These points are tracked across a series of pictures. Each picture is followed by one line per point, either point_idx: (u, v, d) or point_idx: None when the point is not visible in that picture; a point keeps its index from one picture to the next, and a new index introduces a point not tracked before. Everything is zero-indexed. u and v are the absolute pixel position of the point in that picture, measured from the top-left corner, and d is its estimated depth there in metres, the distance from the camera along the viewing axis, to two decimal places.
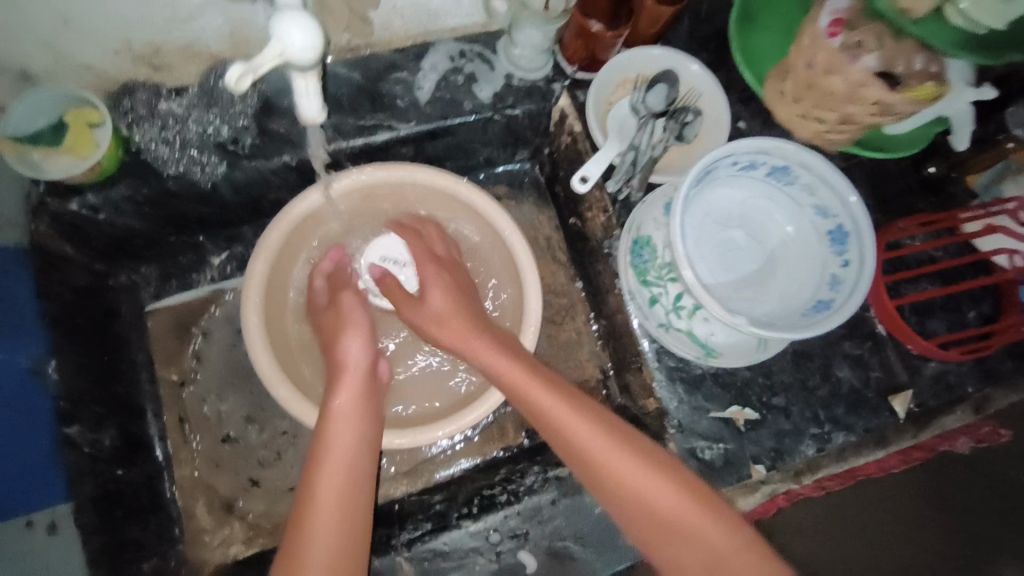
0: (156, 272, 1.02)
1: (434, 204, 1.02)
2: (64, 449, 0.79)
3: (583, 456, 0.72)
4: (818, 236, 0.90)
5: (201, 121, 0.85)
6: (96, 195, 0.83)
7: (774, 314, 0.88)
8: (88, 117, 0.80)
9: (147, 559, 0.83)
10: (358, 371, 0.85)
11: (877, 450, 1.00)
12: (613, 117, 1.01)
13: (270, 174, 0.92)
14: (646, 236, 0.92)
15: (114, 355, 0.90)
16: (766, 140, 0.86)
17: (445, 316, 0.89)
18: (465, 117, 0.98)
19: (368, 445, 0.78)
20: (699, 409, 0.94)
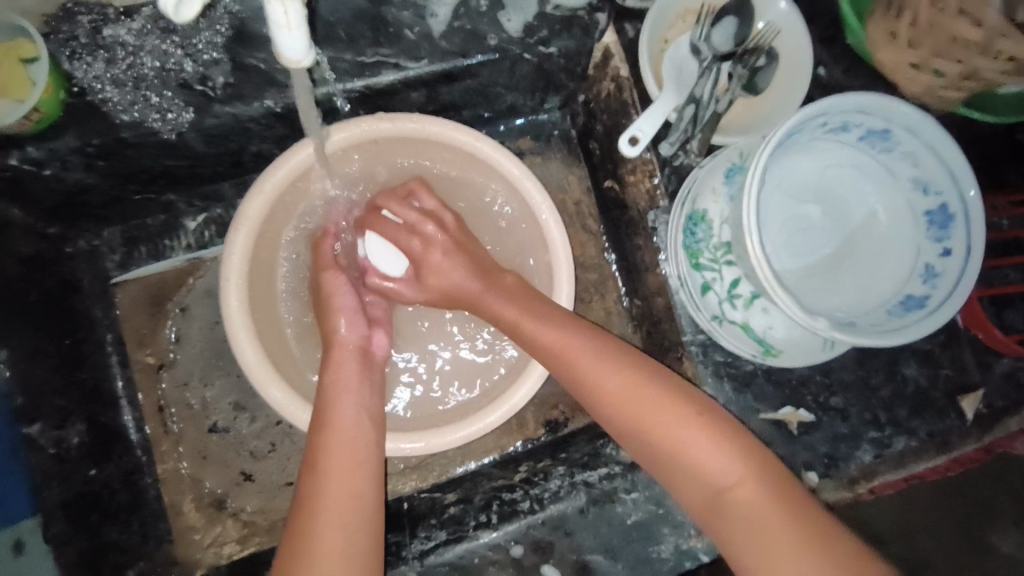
0: (120, 235, 0.87)
1: (447, 162, 0.85)
2: (26, 452, 0.70)
3: (651, 449, 0.64)
4: (912, 218, 0.74)
5: (157, 52, 0.67)
6: (39, 148, 0.67)
7: (852, 308, 0.75)
8: (19, 51, 0.63)
9: (133, 563, 0.76)
10: (350, 363, 0.73)
11: (937, 457, 0.85)
12: (670, 60, 0.83)
13: (250, 123, 0.76)
14: (702, 211, 0.77)
15: (75, 334, 0.79)
16: (866, 96, 0.69)
17: (478, 295, 0.77)
18: (488, 55, 0.79)
19: (370, 449, 0.67)
20: (747, 410, 0.84)
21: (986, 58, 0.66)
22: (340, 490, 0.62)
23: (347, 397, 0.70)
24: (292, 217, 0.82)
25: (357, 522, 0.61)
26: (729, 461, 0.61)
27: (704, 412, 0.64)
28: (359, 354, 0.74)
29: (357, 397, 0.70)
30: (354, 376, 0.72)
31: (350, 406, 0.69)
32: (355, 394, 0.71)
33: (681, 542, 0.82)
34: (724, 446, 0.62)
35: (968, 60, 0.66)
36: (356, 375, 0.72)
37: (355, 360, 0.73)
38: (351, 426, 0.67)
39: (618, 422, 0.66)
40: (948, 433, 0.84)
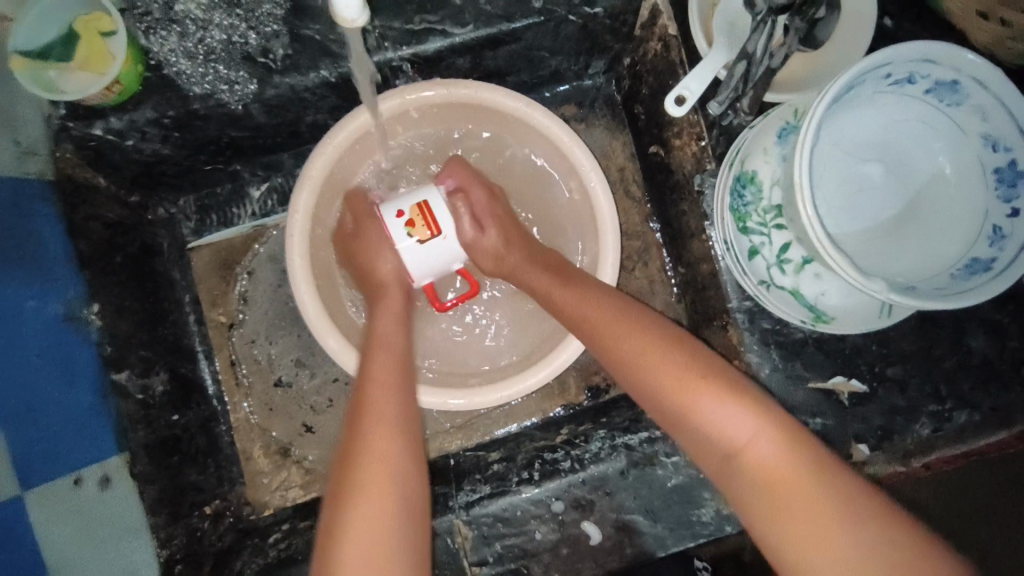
0: (194, 204, 0.94)
1: (497, 129, 0.87)
2: (115, 399, 0.75)
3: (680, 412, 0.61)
4: (981, 176, 0.70)
5: (225, 26, 0.72)
6: (120, 119, 0.72)
7: (911, 274, 0.71)
8: (100, 25, 0.69)
9: (208, 501, 0.83)
10: (386, 320, 0.75)
11: (999, 430, 0.81)
12: (722, 14, 0.80)
13: (308, 93, 0.78)
14: (751, 172, 0.75)
15: (156, 294, 0.86)
16: (936, 44, 0.64)
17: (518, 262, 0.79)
18: (533, 19, 0.79)
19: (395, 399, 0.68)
20: (796, 379, 0.81)
21: None
22: (385, 442, 0.61)
23: (375, 354, 0.70)
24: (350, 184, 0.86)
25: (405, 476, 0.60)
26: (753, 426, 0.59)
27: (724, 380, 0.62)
28: (395, 306, 0.77)
29: (388, 351, 0.71)
30: (389, 332, 0.74)
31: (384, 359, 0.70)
32: (389, 350, 0.71)
33: (721, 508, 0.82)
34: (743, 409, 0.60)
35: None
36: (388, 333, 0.73)
37: (396, 308, 0.77)
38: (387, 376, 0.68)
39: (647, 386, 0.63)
40: (1013, 408, 0.80)
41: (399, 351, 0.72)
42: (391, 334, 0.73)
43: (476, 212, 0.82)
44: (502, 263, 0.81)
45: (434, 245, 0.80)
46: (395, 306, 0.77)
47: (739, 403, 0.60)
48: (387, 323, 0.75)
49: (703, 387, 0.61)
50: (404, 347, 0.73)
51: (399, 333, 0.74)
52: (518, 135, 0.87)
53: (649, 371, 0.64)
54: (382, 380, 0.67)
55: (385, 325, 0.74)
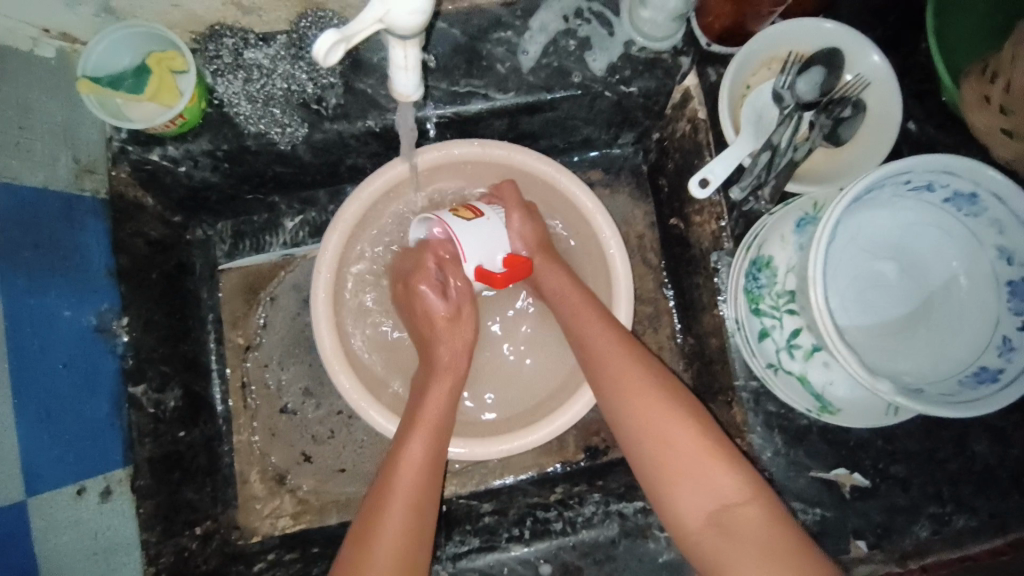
0: (229, 228, 0.98)
1: (525, 185, 0.90)
2: (129, 411, 0.77)
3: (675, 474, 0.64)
4: (994, 286, 0.72)
5: (287, 75, 0.78)
6: (177, 147, 0.78)
7: (920, 375, 0.72)
8: (171, 63, 0.74)
9: (201, 522, 0.84)
10: (434, 401, 0.75)
11: (995, 538, 0.81)
12: (751, 105, 0.84)
13: (352, 140, 0.83)
14: (767, 256, 0.77)
15: (183, 311, 0.89)
16: (957, 159, 0.67)
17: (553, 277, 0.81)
18: (571, 91, 0.84)
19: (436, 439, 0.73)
20: (798, 466, 0.81)
21: None
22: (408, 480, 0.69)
23: (412, 445, 0.71)
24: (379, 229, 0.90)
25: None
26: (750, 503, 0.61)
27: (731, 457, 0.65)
28: (451, 387, 0.77)
29: (429, 443, 0.71)
30: (435, 418, 0.73)
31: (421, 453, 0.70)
32: (428, 444, 0.71)
33: None
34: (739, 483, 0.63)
35: None
36: (432, 419, 0.73)
37: (449, 386, 0.77)
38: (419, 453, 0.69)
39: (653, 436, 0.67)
40: (1009, 516, 0.80)
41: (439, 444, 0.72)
42: (437, 419, 0.74)
43: (517, 199, 0.84)
44: (535, 261, 0.82)
45: (477, 224, 0.80)
46: (449, 382, 0.77)
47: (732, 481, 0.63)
48: (437, 404, 0.75)
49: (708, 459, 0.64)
50: (446, 438, 0.73)
51: (445, 419, 0.74)
52: (544, 196, 0.90)
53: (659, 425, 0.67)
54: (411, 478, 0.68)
55: (432, 407, 0.74)
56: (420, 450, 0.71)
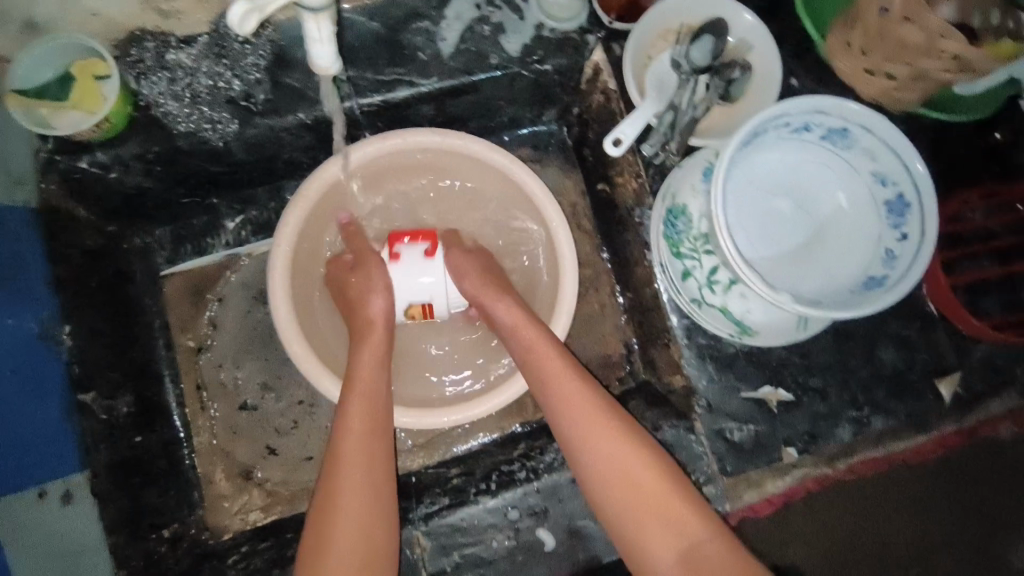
0: (170, 234, 0.99)
1: (458, 168, 0.95)
2: (77, 415, 0.77)
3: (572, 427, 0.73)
4: (874, 208, 0.82)
5: (212, 74, 0.81)
6: (106, 153, 0.79)
7: (821, 292, 0.82)
8: (94, 69, 0.76)
9: (168, 526, 0.83)
10: (366, 372, 0.77)
11: (918, 436, 0.92)
12: (653, 73, 0.93)
13: (284, 133, 0.87)
14: (681, 205, 0.85)
15: (129, 317, 0.88)
16: (824, 98, 0.77)
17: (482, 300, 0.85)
18: (490, 72, 0.91)
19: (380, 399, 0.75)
20: (729, 390, 0.89)
21: (930, 59, 0.74)
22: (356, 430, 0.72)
23: (352, 415, 0.73)
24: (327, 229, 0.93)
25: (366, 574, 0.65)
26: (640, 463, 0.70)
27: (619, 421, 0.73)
28: (380, 355, 0.79)
29: (366, 413, 0.73)
30: (371, 386, 0.76)
31: (358, 422, 0.72)
32: (364, 416, 0.73)
33: None
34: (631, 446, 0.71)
35: (915, 62, 0.75)
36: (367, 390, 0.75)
37: (381, 355, 0.79)
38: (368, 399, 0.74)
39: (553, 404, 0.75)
40: (925, 414, 0.91)
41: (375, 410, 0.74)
42: (371, 387, 0.76)
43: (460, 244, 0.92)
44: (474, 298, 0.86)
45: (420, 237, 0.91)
46: (376, 349, 0.79)
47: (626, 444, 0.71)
48: (367, 370, 0.77)
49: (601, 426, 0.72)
50: (384, 403, 0.76)
51: (380, 385, 0.77)
52: (477, 174, 0.95)
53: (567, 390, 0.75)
54: (357, 452, 0.70)
55: (365, 377, 0.76)
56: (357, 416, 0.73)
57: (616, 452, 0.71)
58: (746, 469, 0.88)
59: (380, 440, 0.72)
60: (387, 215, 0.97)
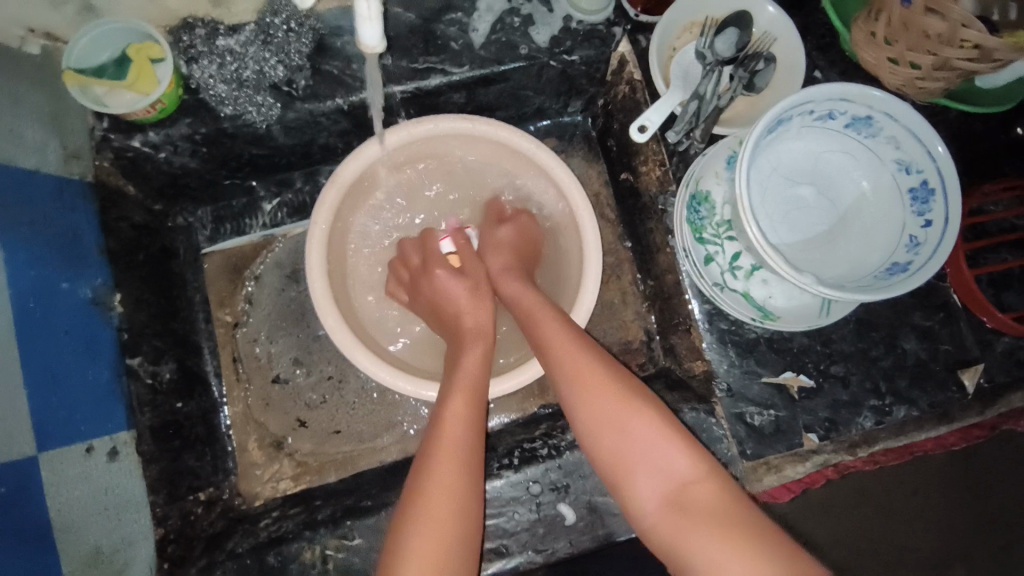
0: (210, 214, 1.03)
1: (488, 154, 0.98)
2: (127, 379, 0.81)
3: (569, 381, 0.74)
4: (898, 194, 0.82)
5: (258, 58, 0.85)
6: (157, 133, 0.84)
7: (843, 277, 0.83)
8: (149, 52, 0.80)
9: (202, 488, 0.88)
10: (471, 366, 0.77)
11: (940, 426, 0.92)
12: (677, 64, 0.95)
13: (323, 117, 0.91)
14: (705, 191, 0.86)
15: (170, 290, 0.94)
16: (849, 85, 0.78)
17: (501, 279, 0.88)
18: (519, 62, 0.94)
19: (481, 397, 0.75)
20: (751, 374, 0.90)
21: (952, 48, 0.75)
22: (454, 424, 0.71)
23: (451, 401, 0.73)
24: (359, 210, 0.97)
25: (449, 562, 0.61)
26: (662, 444, 0.69)
27: (642, 397, 0.72)
28: (484, 351, 0.80)
29: (469, 407, 0.72)
30: (471, 379, 0.76)
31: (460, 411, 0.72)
32: (468, 412, 0.72)
33: None
34: (662, 431, 0.69)
35: (938, 50, 0.76)
36: (469, 387, 0.75)
37: (481, 350, 0.80)
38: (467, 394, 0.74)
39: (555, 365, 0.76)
40: (948, 404, 0.90)
41: (478, 402, 0.74)
42: (473, 389, 0.75)
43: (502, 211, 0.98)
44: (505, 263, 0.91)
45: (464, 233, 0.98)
46: (482, 351, 0.80)
47: (658, 431, 0.69)
48: (472, 370, 0.77)
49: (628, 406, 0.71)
50: (484, 403, 0.75)
51: (481, 382, 0.77)
52: (505, 160, 0.98)
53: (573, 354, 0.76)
54: (456, 443, 0.69)
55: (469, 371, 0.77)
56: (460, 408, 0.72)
57: (636, 433, 0.69)
58: (767, 454, 0.88)
59: (477, 440, 0.71)
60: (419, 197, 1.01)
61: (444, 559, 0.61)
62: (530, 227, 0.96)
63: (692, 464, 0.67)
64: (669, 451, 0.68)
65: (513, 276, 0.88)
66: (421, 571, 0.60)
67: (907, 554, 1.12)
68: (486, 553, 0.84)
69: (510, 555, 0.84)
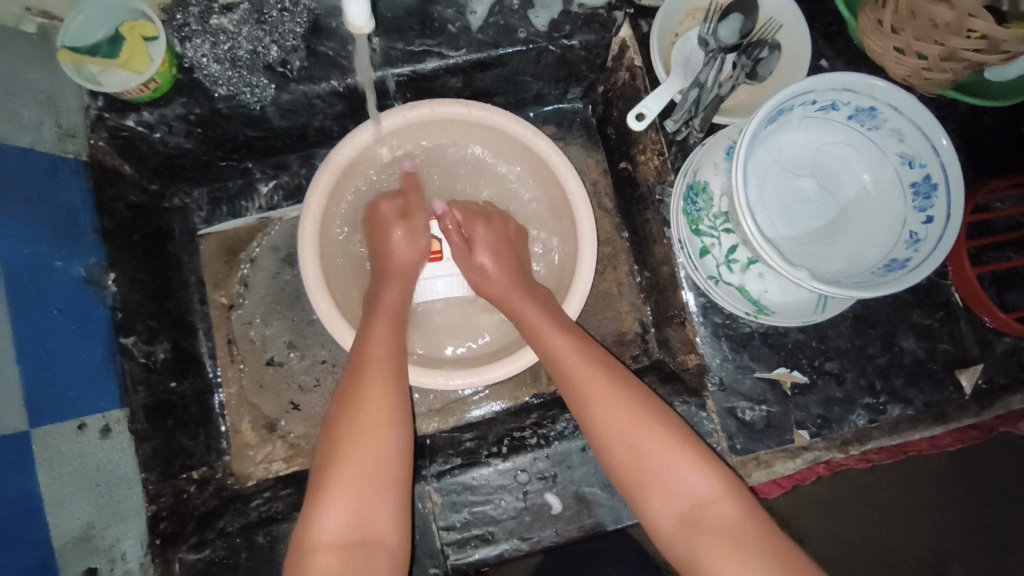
0: (206, 196, 1.04)
1: (485, 139, 0.97)
2: (121, 358, 0.82)
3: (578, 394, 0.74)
4: (900, 189, 0.80)
5: (252, 37, 0.84)
6: (151, 112, 0.84)
7: (840, 273, 0.81)
8: (142, 30, 0.80)
9: (195, 466, 0.89)
10: (394, 295, 0.84)
11: (935, 426, 0.91)
12: (679, 51, 0.92)
13: (318, 100, 0.90)
14: (703, 181, 0.84)
15: (165, 272, 0.94)
16: (853, 76, 0.75)
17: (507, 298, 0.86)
18: (518, 46, 0.92)
19: (401, 321, 0.82)
20: (744, 368, 0.89)
21: (960, 38, 0.72)
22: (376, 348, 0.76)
23: (375, 328, 0.79)
24: (352, 193, 0.96)
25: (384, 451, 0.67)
26: (685, 464, 0.68)
27: (659, 416, 0.71)
28: (405, 283, 0.87)
29: (392, 327, 0.80)
30: (393, 305, 0.83)
31: (381, 334, 0.78)
32: (392, 330, 0.79)
33: None
34: (682, 453, 0.68)
35: (944, 40, 0.73)
36: (393, 309, 0.82)
37: (404, 284, 0.87)
38: (386, 318, 0.80)
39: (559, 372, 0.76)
40: (944, 404, 0.89)
41: (396, 325, 0.80)
42: (391, 312, 0.82)
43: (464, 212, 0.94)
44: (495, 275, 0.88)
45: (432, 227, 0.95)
46: (401, 283, 0.86)
47: (682, 452, 0.68)
48: (391, 298, 0.84)
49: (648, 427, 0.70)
50: (404, 325, 0.82)
51: (404, 307, 0.84)
52: (501, 146, 0.97)
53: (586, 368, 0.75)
54: (377, 363, 0.74)
55: (389, 299, 0.83)
56: (384, 332, 0.78)
57: (656, 449, 0.68)
58: (757, 449, 0.88)
59: (400, 363, 0.76)
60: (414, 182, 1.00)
61: (381, 451, 0.67)
62: (509, 231, 0.93)
63: (712, 485, 0.67)
64: (690, 470, 0.67)
65: (507, 275, 0.87)
66: (348, 497, 0.64)
67: (903, 556, 1.11)
68: (473, 539, 0.84)
69: (496, 542, 0.84)
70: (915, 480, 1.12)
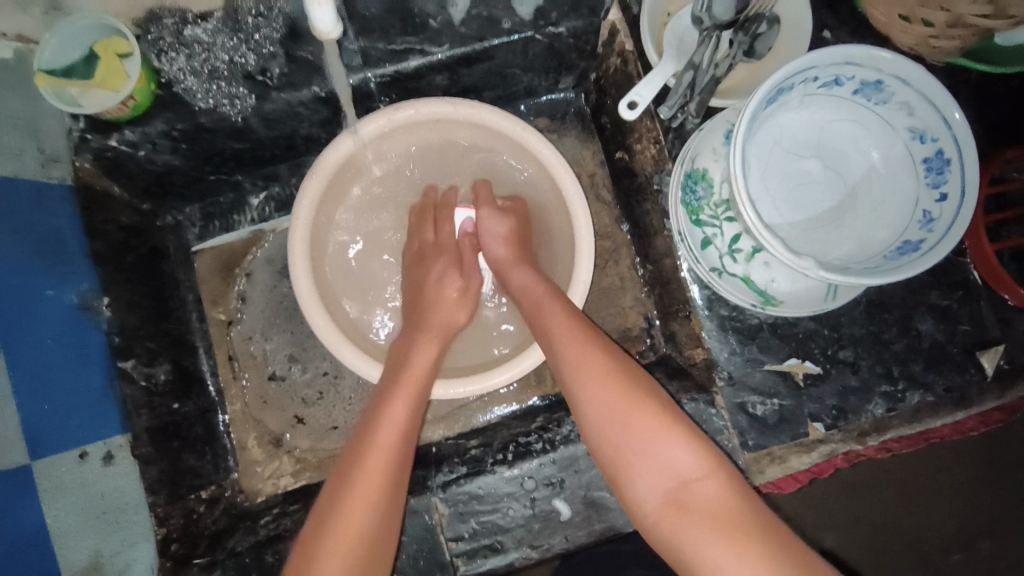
0: (198, 212, 1.03)
1: (475, 137, 0.94)
2: (120, 381, 0.81)
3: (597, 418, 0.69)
4: (912, 166, 0.76)
5: (227, 48, 0.81)
6: (134, 131, 0.81)
7: (850, 258, 0.77)
8: (115, 48, 0.78)
9: (203, 485, 0.89)
10: (420, 359, 0.80)
11: (958, 412, 0.86)
12: (672, 31, 0.88)
13: (300, 107, 0.88)
14: (702, 169, 0.80)
15: (161, 292, 0.93)
16: (856, 48, 0.71)
17: (512, 271, 0.85)
18: (505, 38, 0.88)
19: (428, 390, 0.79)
20: (753, 362, 0.86)
21: (968, 3, 0.68)
22: (395, 408, 0.74)
23: (397, 389, 0.76)
24: (342, 200, 0.95)
25: (390, 497, 0.68)
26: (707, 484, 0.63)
27: (684, 431, 0.66)
28: (436, 348, 0.82)
29: (402, 378, 0.77)
30: (421, 368, 0.79)
31: (404, 395, 0.76)
32: (411, 396, 0.76)
33: None
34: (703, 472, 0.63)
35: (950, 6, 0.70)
36: (417, 376, 0.78)
37: (434, 350, 0.82)
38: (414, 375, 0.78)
39: (590, 399, 0.69)
40: (967, 389, 0.85)
41: (421, 391, 0.77)
42: (421, 379, 0.78)
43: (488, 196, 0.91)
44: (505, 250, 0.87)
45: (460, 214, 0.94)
46: (434, 343, 0.82)
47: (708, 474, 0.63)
48: (422, 363, 0.80)
49: (665, 446, 0.65)
50: (426, 396, 0.78)
51: (429, 376, 0.80)
52: (491, 142, 0.94)
53: (604, 386, 0.70)
54: (390, 426, 0.72)
55: (420, 361, 0.80)
56: (406, 398, 0.75)
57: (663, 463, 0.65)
58: (770, 444, 0.85)
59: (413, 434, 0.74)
60: (406, 185, 0.98)
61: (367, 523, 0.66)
62: (519, 206, 0.92)
63: (702, 463, 0.64)
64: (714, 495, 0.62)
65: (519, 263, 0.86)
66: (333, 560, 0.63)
67: (936, 533, 1.08)
68: (481, 550, 0.83)
69: (505, 551, 0.83)
70: (938, 460, 1.09)
